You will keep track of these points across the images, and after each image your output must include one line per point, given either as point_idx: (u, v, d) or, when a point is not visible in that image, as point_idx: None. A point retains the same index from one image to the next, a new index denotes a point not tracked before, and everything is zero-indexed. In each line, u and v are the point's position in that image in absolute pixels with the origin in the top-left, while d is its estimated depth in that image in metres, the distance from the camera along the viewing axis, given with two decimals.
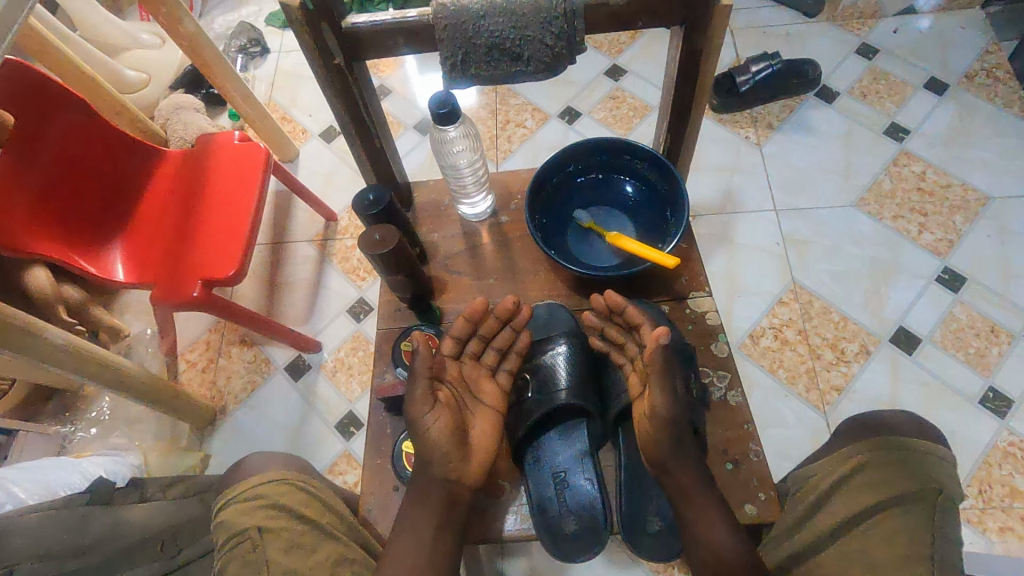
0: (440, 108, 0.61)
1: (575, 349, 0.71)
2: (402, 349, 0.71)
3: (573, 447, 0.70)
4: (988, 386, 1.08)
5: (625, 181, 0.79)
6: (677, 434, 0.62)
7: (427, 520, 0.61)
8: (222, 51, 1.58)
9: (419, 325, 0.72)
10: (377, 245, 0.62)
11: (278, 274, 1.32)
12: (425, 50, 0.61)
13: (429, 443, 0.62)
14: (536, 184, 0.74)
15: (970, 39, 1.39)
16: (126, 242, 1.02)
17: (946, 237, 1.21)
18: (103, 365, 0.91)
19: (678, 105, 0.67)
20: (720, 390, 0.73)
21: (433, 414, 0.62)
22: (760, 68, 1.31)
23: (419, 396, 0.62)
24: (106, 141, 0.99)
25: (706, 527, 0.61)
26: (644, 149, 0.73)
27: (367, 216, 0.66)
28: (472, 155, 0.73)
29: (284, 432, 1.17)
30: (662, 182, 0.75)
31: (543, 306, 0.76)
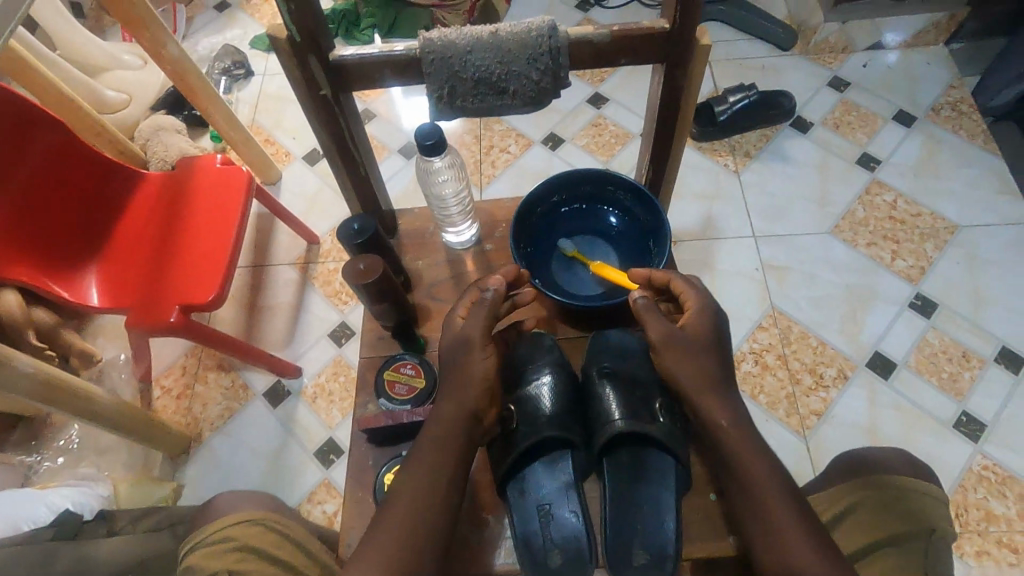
0: (426, 139, 0.61)
1: (559, 380, 0.73)
2: (385, 378, 0.70)
3: (558, 479, 0.68)
4: (962, 411, 1.10)
5: (609, 210, 0.80)
6: (691, 362, 0.65)
7: (429, 484, 0.59)
8: (205, 73, 1.57)
9: (402, 354, 0.71)
10: (361, 276, 0.62)
11: (258, 297, 1.30)
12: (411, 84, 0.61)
13: (452, 400, 0.63)
14: (522, 213, 0.75)
15: (935, 74, 1.46)
16: (101, 266, 0.99)
17: (918, 264, 1.24)
18: (73, 393, 0.89)
19: (662, 135, 0.68)
20: None
21: (479, 360, 0.64)
22: (736, 99, 1.35)
23: (474, 338, 0.65)
24: (84, 164, 0.98)
25: (758, 479, 0.60)
26: (627, 182, 0.74)
27: (352, 246, 0.66)
28: (457, 185, 0.74)
29: (261, 460, 1.15)
30: (644, 213, 0.76)
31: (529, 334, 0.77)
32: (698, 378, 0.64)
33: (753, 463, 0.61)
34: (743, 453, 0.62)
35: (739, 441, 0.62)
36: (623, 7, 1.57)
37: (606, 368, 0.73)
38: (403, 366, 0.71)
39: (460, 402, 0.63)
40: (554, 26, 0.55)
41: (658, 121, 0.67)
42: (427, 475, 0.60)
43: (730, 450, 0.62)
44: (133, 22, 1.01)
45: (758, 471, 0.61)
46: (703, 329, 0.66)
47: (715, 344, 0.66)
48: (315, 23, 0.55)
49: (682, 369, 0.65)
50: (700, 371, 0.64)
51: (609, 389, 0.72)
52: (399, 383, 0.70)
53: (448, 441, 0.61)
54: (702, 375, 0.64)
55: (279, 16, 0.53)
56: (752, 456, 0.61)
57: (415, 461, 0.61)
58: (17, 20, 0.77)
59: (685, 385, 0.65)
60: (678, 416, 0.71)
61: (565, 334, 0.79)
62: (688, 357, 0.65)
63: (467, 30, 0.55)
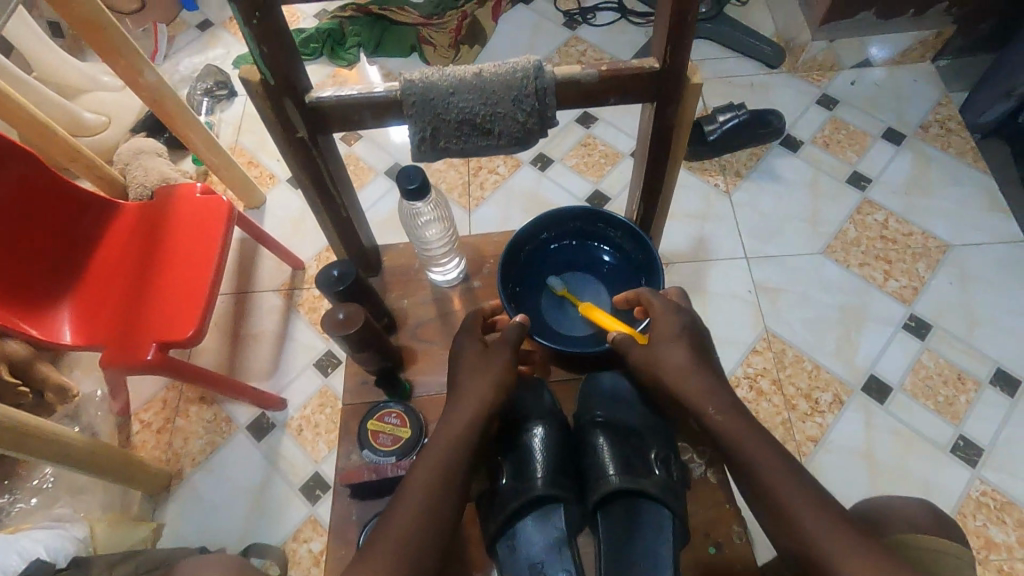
0: (410, 184, 0.59)
1: (550, 432, 0.72)
2: (369, 429, 0.69)
3: (550, 534, 0.65)
4: (958, 435, 1.09)
5: (600, 246, 0.84)
6: (669, 354, 0.68)
7: (422, 503, 0.59)
8: (187, 95, 1.54)
9: (387, 402, 0.71)
10: (342, 326, 0.62)
11: (241, 325, 1.27)
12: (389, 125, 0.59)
13: (455, 424, 0.65)
14: (512, 247, 0.79)
15: (923, 91, 1.46)
16: (75, 302, 0.96)
17: (911, 284, 1.23)
18: (43, 439, 0.85)
19: (655, 159, 0.68)
20: (700, 466, 0.74)
21: (490, 386, 0.67)
22: (726, 118, 1.33)
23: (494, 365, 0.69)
24: (56, 197, 0.94)
25: (744, 448, 0.61)
26: (619, 220, 0.78)
27: (333, 293, 0.65)
28: (442, 229, 0.74)
29: (245, 497, 1.11)
30: (637, 251, 0.80)
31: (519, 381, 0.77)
32: (690, 376, 0.67)
33: (770, 468, 0.59)
34: (758, 458, 0.60)
35: (753, 447, 0.61)
36: (611, 25, 1.56)
37: (598, 418, 0.73)
38: (388, 415, 0.70)
39: (462, 428, 0.65)
40: (541, 66, 0.54)
41: (651, 153, 0.67)
42: (421, 494, 0.59)
43: (745, 457, 0.61)
44: (107, 50, 0.97)
45: (776, 475, 0.59)
46: (673, 327, 0.70)
47: (694, 336, 0.70)
48: (290, 66, 0.53)
49: (670, 366, 0.68)
50: (696, 376, 0.67)
51: (602, 439, 0.71)
52: (383, 433, 0.69)
53: (442, 467, 0.61)
54: (697, 379, 0.66)
55: (251, 59, 0.50)
56: (768, 462, 0.60)
57: (409, 485, 0.60)
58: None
59: (684, 390, 0.66)
60: (675, 468, 0.70)
61: (557, 377, 0.80)
62: (666, 352, 0.69)
63: (449, 70, 0.53)
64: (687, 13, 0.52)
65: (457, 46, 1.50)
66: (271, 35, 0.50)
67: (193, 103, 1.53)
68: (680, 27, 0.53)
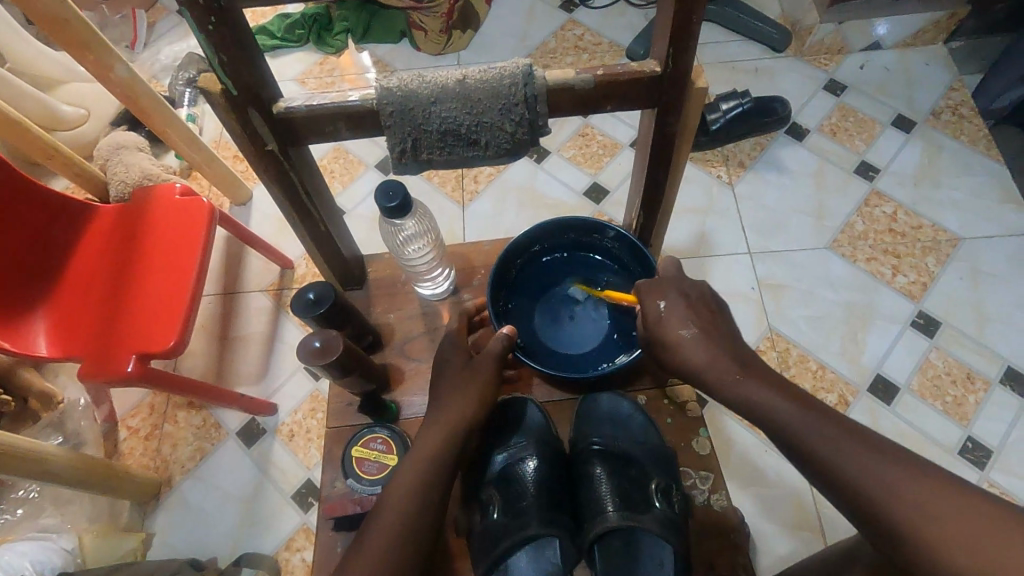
0: (390, 201, 0.63)
1: (540, 459, 0.74)
2: (353, 457, 0.72)
3: (543, 562, 0.69)
4: (967, 437, 1.06)
5: (596, 257, 0.84)
6: (670, 326, 0.68)
7: (401, 519, 0.60)
8: (169, 85, 1.46)
9: (373, 428, 0.74)
10: (320, 353, 0.65)
11: (228, 327, 1.23)
12: (368, 134, 0.60)
13: (431, 439, 0.66)
14: (501, 264, 0.80)
15: (935, 75, 1.39)
16: (51, 313, 0.92)
17: (920, 280, 1.19)
18: (19, 457, 0.81)
19: (656, 157, 0.66)
20: (703, 493, 0.76)
21: (472, 405, 0.69)
22: (730, 106, 1.27)
23: (476, 381, 0.71)
24: (22, 205, 0.91)
25: (761, 402, 0.61)
26: (616, 232, 0.79)
27: (311, 317, 0.69)
28: (426, 246, 0.78)
29: (236, 505, 1.09)
30: (635, 263, 0.80)
31: (512, 406, 0.79)
32: (695, 352, 0.66)
33: (804, 424, 0.58)
34: (800, 426, 0.58)
35: (794, 417, 0.59)
36: (609, 8, 1.49)
37: (596, 445, 0.75)
38: (374, 441, 0.73)
39: (441, 444, 0.66)
40: (530, 73, 0.52)
41: (656, 154, 0.66)
42: (399, 508, 0.61)
43: (787, 429, 0.59)
44: (77, 46, 0.93)
45: (826, 440, 0.56)
46: (660, 307, 0.69)
47: (689, 308, 0.68)
48: (255, 78, 0.53)
49: (672, 343, 0.67)
50: (713, 355, 0.65)
51: (600, 469, 0.74)
52: (369, 460, 0.72)
53: (425, 482, 0.62)
54: (706, 355, 0.65)
55: (210, 68, 0.50)
56: (813, 427, 0.58)
57: (388, 498, 0.62)
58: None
59: (707, 371, 0.65)
60: (675, 499, 0.71)
61: (551, 397, 0.83)
62: (661, 333, 0.68)
63: (430, 78, 0.53)
64: (690, 14, 0.50)
65: (449, 31, 1.42)
66: (231, 44, 0.49)
67: (175, 94, 1.45)
68: (683, 30, 0.51)
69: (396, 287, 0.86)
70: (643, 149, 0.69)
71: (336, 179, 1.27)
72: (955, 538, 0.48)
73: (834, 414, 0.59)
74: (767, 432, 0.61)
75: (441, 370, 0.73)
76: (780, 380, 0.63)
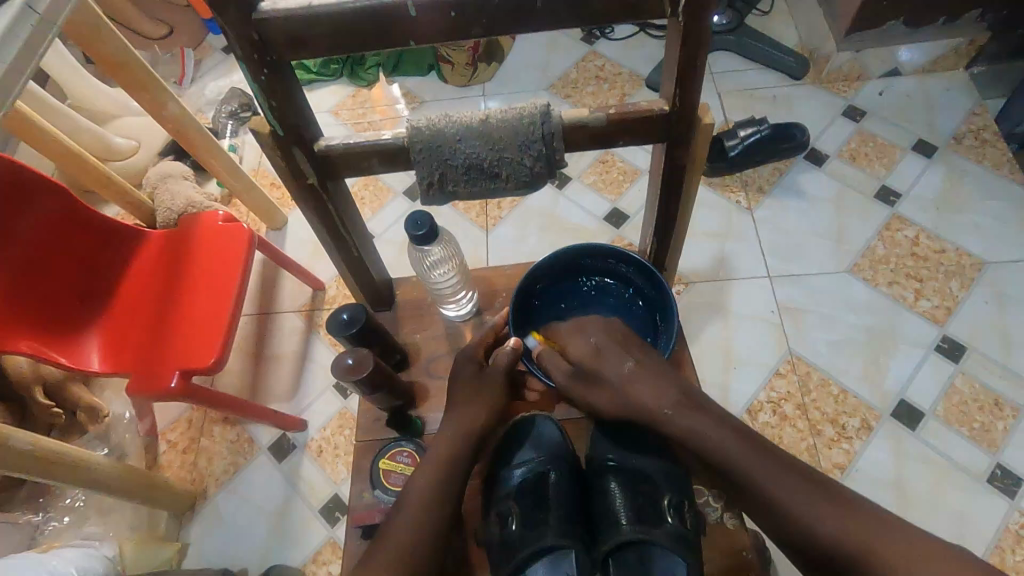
0: (418, 229, 0.68)
1: (558, 474, 0.78)
2: (380, 469, 0.77)
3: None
4: (995, 464, 1.05)
5: (613, 281, 0.87)
6: (609, 361, 0.74)
7: (417, 516, 0.66)
8: (213, 117, 1.56)
9: (400, 440, 0.78)
10: (353, 369, 0.70)
11: (263, 346, 1.29)
12: (398, 170, 0.65)
13: (448, 448, 0.72)
14: (525, 287, 0.83)
15: (956, 100, 1.40)
16: (103, 332, 0.99)
17: (943, 304, 1.19)
18: (70, 465, 0.87)
19: (668, 185, 0.70)
20: (716, 511, 0.77)
21: (486, 416, 0.75)
22: (748, 133, 1.30)
23: (487, 390, 0.77)
24: (84, 231, 0.99)
25: (706, 438, 0.68)
26: (629, 257, 0.81)
27: (344, 336, 0.74)
28: (451, 271, 0.82)
29: (266, 516, 1.13)
30: (650, 287, 0.83)
31: (528, 420, 0.82)
32: (641, 382, 0.72)
33: (744, 458, 0.66)
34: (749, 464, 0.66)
35: (746, 458, 0.66)
36: (629, 39, 1.55)
37: (610, 461, 0.78)
38: (400, 454, 0.77)
39: (461, 453, 0.72)
40: (548, 112, 0.57)
41: (666, 184, 0.69)
42: (416, 506, 0.67)
43: (739, 468, 0.66)
44: (135, 85, 1.01)
45: (775, 480, 0.64)
46: (588, 346, 0.76)
47: (616, 342, 0.75)
48: (300, 120, 0.58)
49: (613, 377, 0.73)
50: (655, 392, 0.71)
51: (614, 484, 0.76)
52: (395, 472, 0.76)
53: (442, 488, 0.68)
54: (650, 392, 0.71)
55: (262, 113, 0.56)
56: (763, 466, 0.65)
57: (410, 505, 0.67)
58: (28, 73, 0.75)
59: (655, 407, 0.71)
60: (688, 515, 0.72)
61: (568, 415, 0.85)
62: (605, 372, 0.73)
63: (456, 118, 0.57)
64: (695, 58, 0.54)
65: (475, 64, 1.48)
66: (280, 91, 0.55)
67: (218, 126, 1.55)
68: (689, 72, 0.55)
69: (422, 309, 0.90)
70: (657, 177, 0.72)
71: (366, 206, 1.33)
72: (889, 557, 0.57)
73: (770, 446, 0.67)
74: (715, 467, 0.68)
75: (455, 377, 0.79)
76: (723, 415, 0.70)
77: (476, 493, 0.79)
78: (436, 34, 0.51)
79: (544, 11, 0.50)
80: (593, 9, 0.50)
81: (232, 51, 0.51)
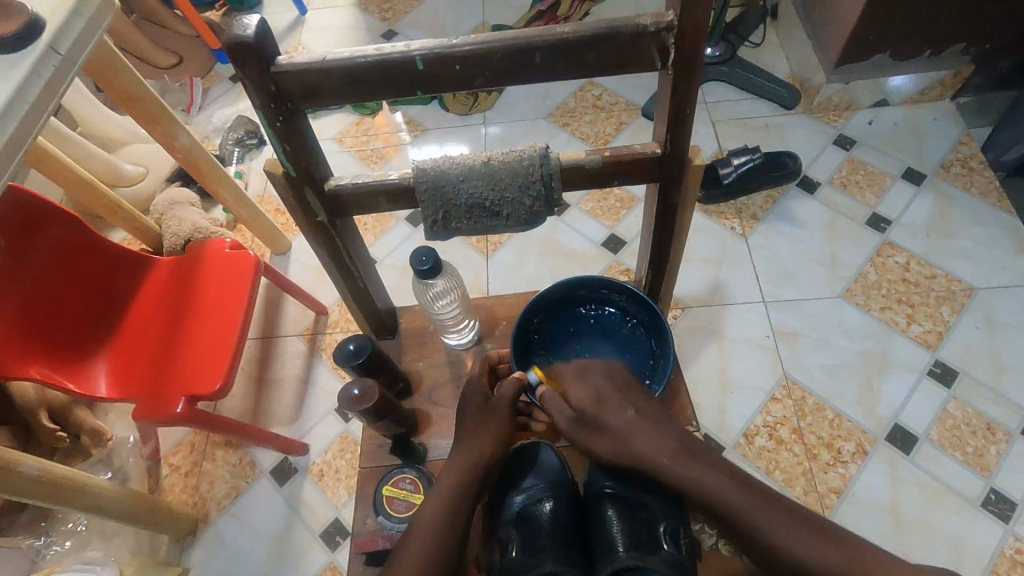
0: (423, 264, 0.70)
1: (558, 501, 0.79)
2: (384, 496, 0.79)
3: None
4: (989, 488, 1.06)
5: (609, 312, 0.89)
6: (611, 413, 0.75)
7: (426, 546, 0.67)
8: (220, 144, 1.60)
9: (403, 467, 0.80)
10: (358, 399, 0.72)
11: (267, 370, 1.30)
12: (403, 207, 0.67)
13: (452, 477, 0.73)
14: (524, 320, 0.86)
15: (943, 130, 1.44)
16: (110, 357, 1.01)
17: (935, 329, 1.21)
18: (77, 490, 0.88)
19: (663, 221, 0.72)
20: (710, 537, 0.79)
21: (487, 443, 0.76)
22: (741, 161, 1.34)
23: (493, 419, 0.78)
24: (93, 259, 1.02)
25: (704, 485, 0.70)
26: (623, 286, 0.84)
27: (350, 366, 0.76)
28: (453, 301, 0.85)
29: (267, 540, 1.13)
30: (645, 315, 0.86)
31: (530, 448, 0.84)
32: (642, 432, 0.74)
33: (741, 502, 0.68)
34: (752, 513, 0.68)
35: (743, 503, 0.68)
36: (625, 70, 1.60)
37: (608, 488, 0.79)
38: (403, 481, 0.79)
39: (464, 482, 0.73)
40: (546, 154, 0.60)
41: (660, 220, 0.72)
42: (424, 535, 0.68)
43: (742, 516, 0.68)
44: (148, 118, 1.05)
45: (771, 524, 0.66)
46: (591, 394, 0.76)
47: (617, 392, 0.76)
48: (312, 162, 0.61)
49: (615, 426, 0.75)
50: (657, 440, 0.73)
51: (611, 511, 0.77)
52: (398, 499, 0.78)
53: (446, 516, 0.70)
54: (651, 443, 0.73)
55: (276, 156, 0.59)
56: (760, 511, 0.67)
57: (417, 533, 0.68)
58: (49, 110, 0.79)
59: (657, 457, 0.72)
60: (683, 542, 0.75)
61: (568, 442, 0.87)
62: (607, 423, 0.75)
63: (459, 160, 0.60)
64: (685, 108, 0.57)
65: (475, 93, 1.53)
66: (294, 136, 0.58)
67: (225, 153, 1.59)
68: (679, 120, 0.58)
69: (425, 336, 0.93)
70: (652, 213, 0.74)
71: (369, 231, 1.36)
72: None
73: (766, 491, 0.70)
74: (714, 514, 0.70)
75: (464, 409, 0.81)
76: (720, 463, 0.72)
77: (481, 519, 0.81)
78: (441, 84, 0.54)
79: (543, 64, 0.53)
80: (589, 63, 0.53)
81: (250, 100, 0.54)
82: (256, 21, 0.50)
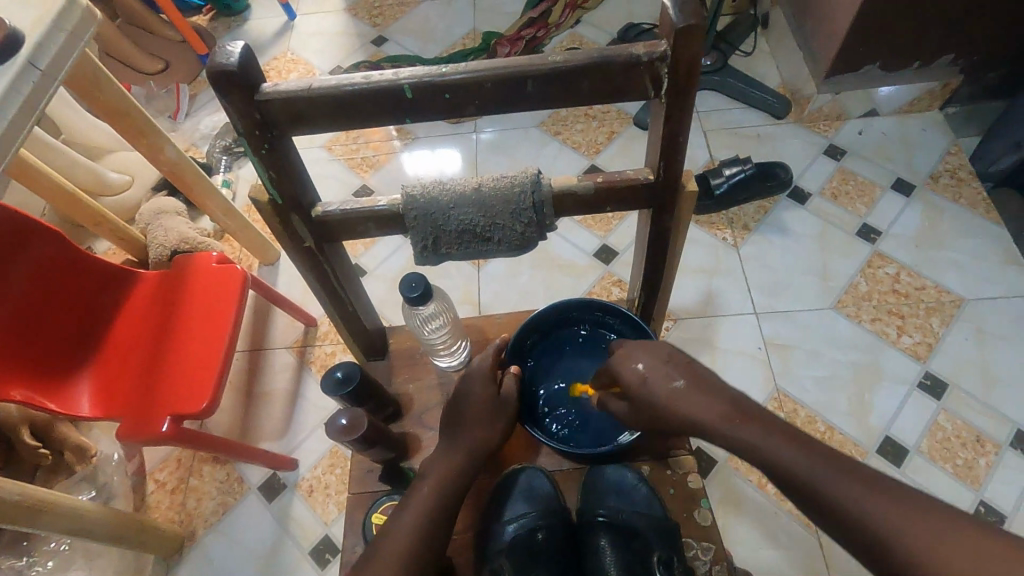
0: (413, 290, 0.70)
1: (550, 530, 0.80)
2: (373, 523, 0.77)
3: None
4: (979, 500, 1.07)
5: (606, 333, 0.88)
6: (653, 382, 0.66)
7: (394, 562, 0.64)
8: (208, 152, 1.57)
9: (391, 494, 0.79)
10: (346, 429, 0.71)
11: (255, 384, 1.28)
12: (393, 231, 0.66)
13: (427, 493, 0.70)
14: (515, 342, 0.85)
15: (932, 140, 1.45)
16: (93, 375, 0.99)
17: (925, 341, 1.21)
18: (58, 512, 0.86)
19: (656, 245, 0.72)
20: (705, 563, 0.78)
21: (467, 458, 0.74)
22: (732, 172, 1.33)
23: (474, 432, 0.76)
24: (78, 274, 1.00)
25: (763, 452, 0.58)
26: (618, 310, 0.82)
27: (339, 395, 0.75)
28: (442, 324, 0.84)
29: (256, 558, 1.12)
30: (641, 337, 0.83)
31: (520, 474, 0.83)
32: (687, 400, 0.63)
33: (805, 466, 0.55)
34: (827, 483, 0.54)
35: (807, 468, 0.55)
36: None
37: (601, 517, 0.81)
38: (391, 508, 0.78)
39: (437, 499, 0.70)
40: (538, 180, 0.59)
41: (654, 244, 0.72)
42: (392, 552, 0.64)
43: (811, 485, 0.54)
44: (133, 131, 1.03)
45: (844, 495, 0.53)
46: (635, 369, 0.67)
47: (665, 362, 0.66)
48: (298, 188, 0.60)
49: (661, 399, 0.65)
50: (707, 404, 0.62)
51: (605, 541, 0.78)
52: None
53: (421, 535, 0.66)
54: (701, 408, 0.62)
55: (262, 183, 0.58)
56: (831, 477, 0.54)
57: (384, 550, 0.65)
58: (31, 126, 0.77)
59: (707, 421, 0.61)
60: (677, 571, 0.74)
61: (559, 467, 0.86)
62: (647, 396, 0.66)
63: (450, 185, 0.59)
64: (677, 136, 0.57)
65: None
66: (280, 163, 0.57)
67: (212, 161, 1.56)
68: (673, 147, 0.58)
69: (417, 357, 0.92)
70: (645, 235, 0.73)
71: (359, 242, 1.34)
72: None
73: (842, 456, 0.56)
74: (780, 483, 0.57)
75: (449, 422, 0.78)
76: (786, 427, 0.59)
77: (466, 547, 0.79)
78: (430, 111, 0.53)
79: (535, 93, 0.52)
80: (582, 91, 0.52)
81: (234, 128, 0.53)
82: (240, 48, 0.49)
